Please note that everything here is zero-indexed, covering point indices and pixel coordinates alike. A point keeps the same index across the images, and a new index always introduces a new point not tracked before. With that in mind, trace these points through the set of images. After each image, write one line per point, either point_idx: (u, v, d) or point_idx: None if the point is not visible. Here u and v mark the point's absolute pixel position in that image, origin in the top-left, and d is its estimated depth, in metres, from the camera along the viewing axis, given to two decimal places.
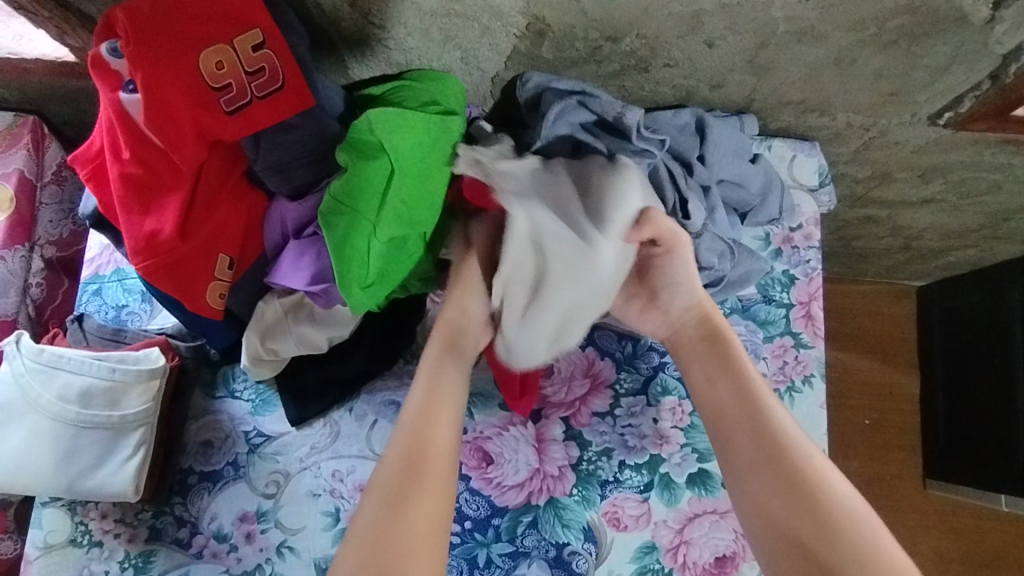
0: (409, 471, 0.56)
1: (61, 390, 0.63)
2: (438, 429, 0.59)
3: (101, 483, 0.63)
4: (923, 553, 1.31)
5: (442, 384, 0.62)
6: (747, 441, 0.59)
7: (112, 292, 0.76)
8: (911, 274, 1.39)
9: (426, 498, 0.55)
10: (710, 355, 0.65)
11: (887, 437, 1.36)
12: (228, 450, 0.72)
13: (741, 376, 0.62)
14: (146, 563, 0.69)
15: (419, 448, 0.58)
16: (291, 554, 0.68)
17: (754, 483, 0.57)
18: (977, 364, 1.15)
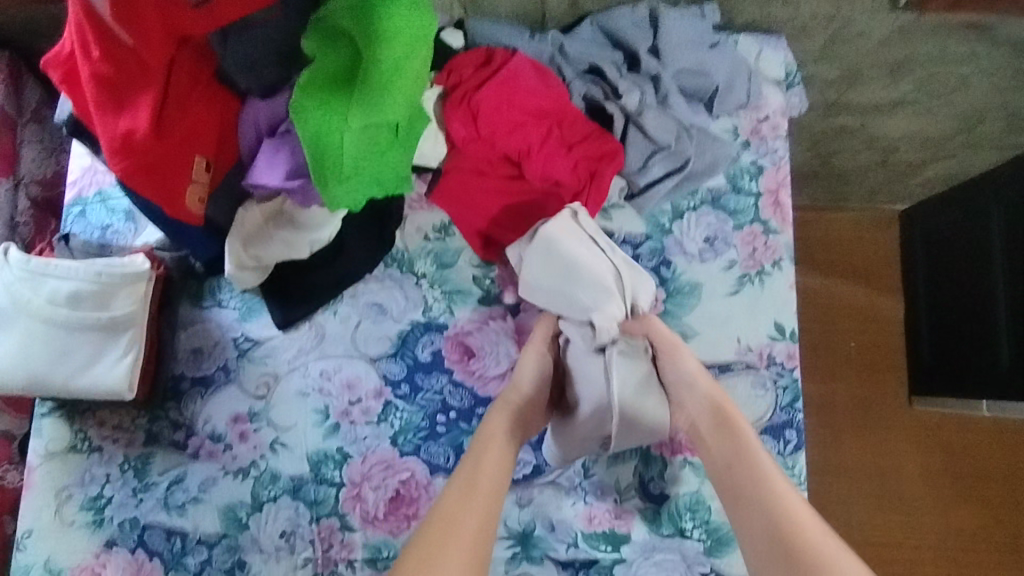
0: (428, 545, 0.54)
1: (50, 295, 0.65)
2: (477, 501, 0.59)
3: (96, 383, 0.65)
4: (912, 468, 1.35)
5: (485, 467, 0.61)
6: (754, 505, 0.59)
7: (96, 213, 0.77)
8: (891, 198, 1.38)
9: (454, 560, 0.54)
10: (717, 434, 0.65)
11: (874, 358, 1.39)
12: (217, 356, 0.74)
13: (740, 443, 0.63)
14: (144, 465, 0.72)
15: (455, 518, 0.57)
16: (284, 449, 0.72)
17: (758, 544, 0.57)
18: (959, 274, 1.17)
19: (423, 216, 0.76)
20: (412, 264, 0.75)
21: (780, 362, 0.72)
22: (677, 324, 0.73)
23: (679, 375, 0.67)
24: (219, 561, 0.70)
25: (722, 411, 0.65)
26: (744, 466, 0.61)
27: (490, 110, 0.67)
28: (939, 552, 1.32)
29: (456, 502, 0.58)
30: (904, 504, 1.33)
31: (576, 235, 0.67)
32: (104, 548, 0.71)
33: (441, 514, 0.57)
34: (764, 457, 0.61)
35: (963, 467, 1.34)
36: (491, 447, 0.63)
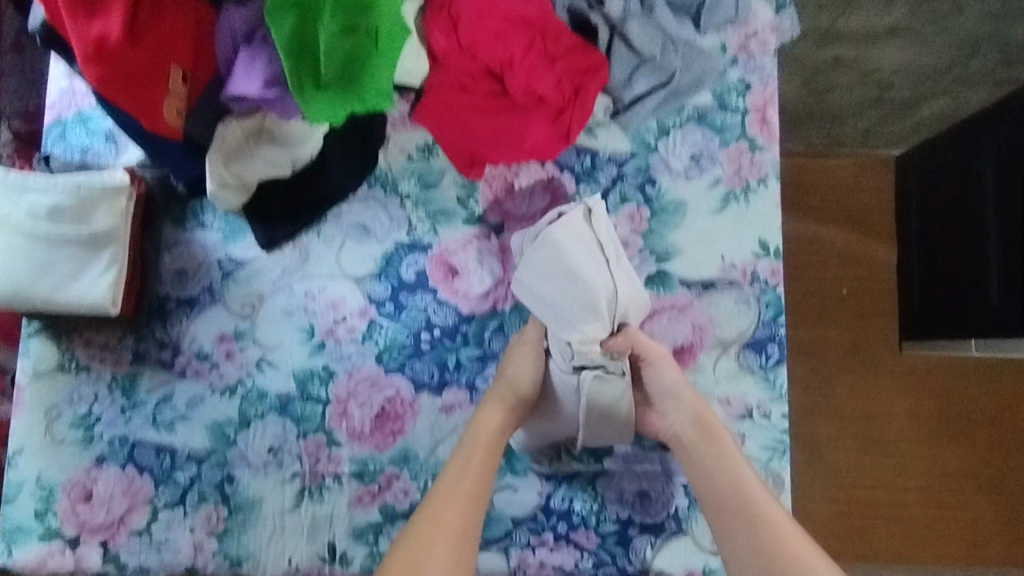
0: (411, 563, 0.58)
1: (30, 208, 0.64)
2: (455, 511, 0.61)
3: (79, 298, 0.65)
4: (897, 415, 1.22)
5: (466, 473, 0.64)
6: (735, 517, 0.62)
7: (76, 134, 0.76)
8: (886, 142, 1.22)
9: (437, 561, 0.58)
10: (700, 438, 0.66)
11: (865, 304, 1.22)
12: (202, 277, 0.74)
13: (721, 452, 0.65)
14: (132, 383, 0.73)
15: (434, 531, 0.60)
16: (270, 368, 0.73)
17: (739, 555, 0.61)
18: (932, 208, 1.10)
19: (407, 136, 0.75)
20: (397, 184, 0.75)
21: (763, 279, 0.72)
22: (661, 242, 0.73)
23: (662, 379, 0.68)
24: (208, 476, 0.71)
25: (706, 418, 0.67)
26: (727, 483, 0.64)
27: (471, 18, 0.66)
28: (927, 497, 1.21)
29: (433, 516, 0.61)
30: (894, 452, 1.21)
31: (586, 240, 0.66)
32: (95, 464, 0.72)
33: (423, 529, 0.60)
34: (744, 468, 0.64)
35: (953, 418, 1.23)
36: (473, 449, 0.65)
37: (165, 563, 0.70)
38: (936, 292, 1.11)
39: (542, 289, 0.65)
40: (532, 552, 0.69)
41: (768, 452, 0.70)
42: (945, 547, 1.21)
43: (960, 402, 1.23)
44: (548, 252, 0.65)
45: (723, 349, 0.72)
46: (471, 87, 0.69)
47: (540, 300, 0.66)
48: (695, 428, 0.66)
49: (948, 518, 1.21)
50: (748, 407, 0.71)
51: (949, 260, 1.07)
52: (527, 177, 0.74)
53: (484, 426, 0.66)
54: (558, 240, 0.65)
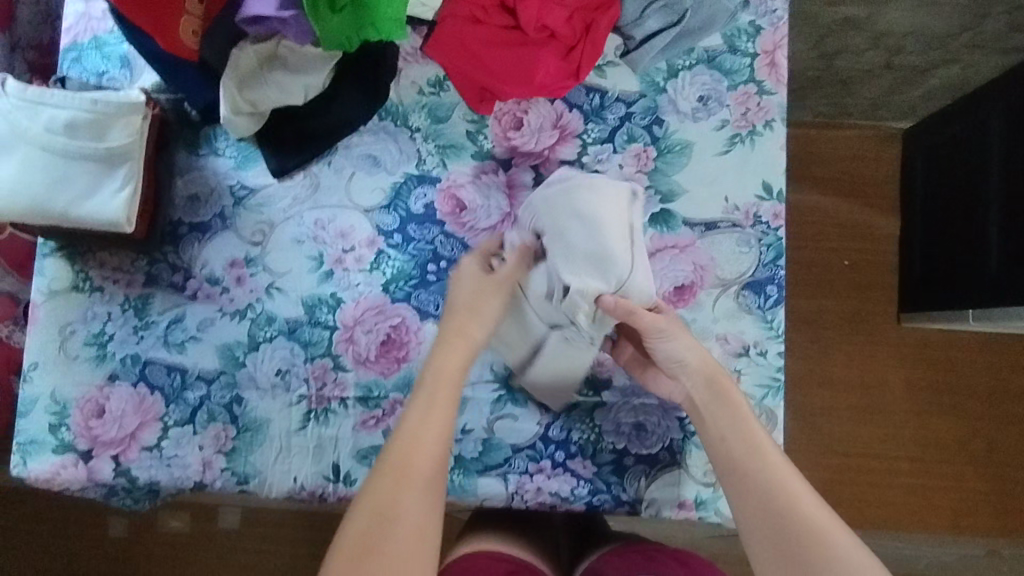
0: (382, 502, 0.55)
1: (47, 122, 0.66)
2: (423, 444, 0.58)
3: (94, 213, 0.66)
4: (892, 383, 1.26)
5: (434, 405, 0.61)
6: (752, 492, 0.58)
7: (92, 59, 0.77)
8: (899, 114, 1.26)
9: (416, 494, 0.56)
10: (711, 397, 0.64)
11: (866, 275, 1.28)
12: (214, 204, 0.75)
13: (734, 413, 0.63)
14: (144, 305, 0.74)
15: (405, 467, 0.57)
16: (279, 293, 0.74)
17: (751, 517, 0.58)
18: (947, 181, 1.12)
19: (418, 70, 0.76)
20: (407, 118, 0.76)
21: (765, 221, 0.73)
22: (667, 182, 0.74)
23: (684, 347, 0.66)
24: (217, 396, 0.73)
25: (716, 376, 0.65)
26: (750, 458, 0.60)
27: None
28: (918, 466, 1.24)
29: (403, 453, 0.58)
30: (887, 422, 1.25)
31: (624, 216, 0.67)
32: (108, 381, 0.74)
33: (393, 466, 0.57)
34: (769, 445, 0.61)
35: (950, 387, 1.25)
36: (440, 377, 0.62)
37: (174, 478, 0.72)
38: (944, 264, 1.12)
39: (565, 223, 0.66)
40: (530, 478, 0.71)
41: (763, 390, 0.71)
42: (934, 516, 1.23)
43: (956, 375, 1.25)
44: (586, 195, 0.66)
45: (723, 288, 0.73)
46: (485, 19, 0.70)
47: (557, 231, 0.66)
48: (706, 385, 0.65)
49: (939, 489, 1.24)
50: (745, 345, 0.72)
51: (956, 233, 1.09)
52: (536, 113, 0.75)
53: (452, 355, 0.64)
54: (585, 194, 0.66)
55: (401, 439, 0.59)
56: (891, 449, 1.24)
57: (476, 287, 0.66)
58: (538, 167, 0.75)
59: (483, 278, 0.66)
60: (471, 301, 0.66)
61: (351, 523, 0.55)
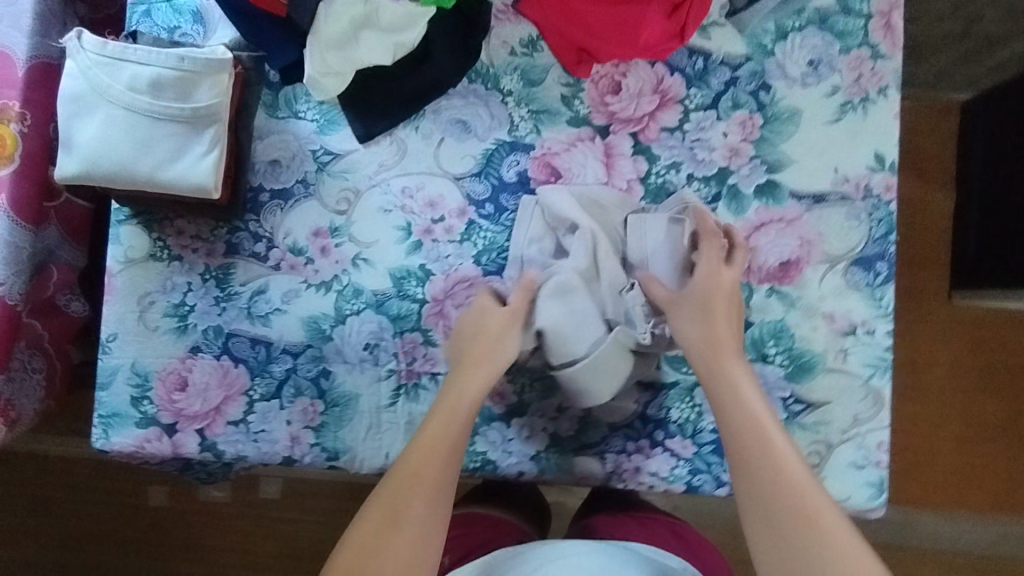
0: (390, 505, 0.57)
1: (130, 81, 0.62)
2: (439, 453, 0.60)
3: (180, 179, 0.63)
4: (939, 362, 1.18)
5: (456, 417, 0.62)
6: (753, 479, 0.57)
7: (162, 13, 0.73)
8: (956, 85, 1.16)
9: (411, 521, 0.57)
10: (716, 377, 0.62)
11: (923, 252, 1.18)
12: (296, 169, 0.72)
13: (742, 398, 0.61)
14: (226, 275, 0.72)
15: (417, 471, 0.59)
16: (366, 264, 0.72)
17: (754, 505, 0.56)
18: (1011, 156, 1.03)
19: (510, 29, 0.72)
20: (498, 80, 0.72)
21: (877, 195, 0.70)
22: (774, 151, 0.70)
23: (692, 326, 0.64)
24: (304, 370, 0.71)
25: (720, 359, 0.63)
26: (749, 447, 0.58)
27: None
28: (967, 447, 1.17)
29: (417, 459, 0.60)
30: (935, 403, 1.17)
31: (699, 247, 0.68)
32: (190, 354, 0.71)
33: (404, 472, 0.59)
34: (778, 442, 0.58)
35: (1001, 365, 1.17)
36: (464, 387, 0.64)
37: (262, 453, 0.71)
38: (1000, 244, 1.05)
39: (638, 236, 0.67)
40: (628, 457, 0.70)
41: (871, 370, 0.69)
42: (982, 499, 1.17)
43: (1009, 354, 1.17)
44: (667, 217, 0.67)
45: (831, 264, 0.70)
46: None
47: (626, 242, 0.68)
48: (707, 366, 0.63)
49: (987, 471, 1.17)
50: (853, 324, 0.70)
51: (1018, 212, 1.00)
52: (635, 77, 0.71)
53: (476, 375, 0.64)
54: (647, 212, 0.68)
55: (416, 448, 0.60)
56: (939, 429, 1.17)
57: (493, 317, 0.66)
58: (636, 134, 0.71)
59: (496, 311, 0.66)
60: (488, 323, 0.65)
61: (353, 536, 0.56)
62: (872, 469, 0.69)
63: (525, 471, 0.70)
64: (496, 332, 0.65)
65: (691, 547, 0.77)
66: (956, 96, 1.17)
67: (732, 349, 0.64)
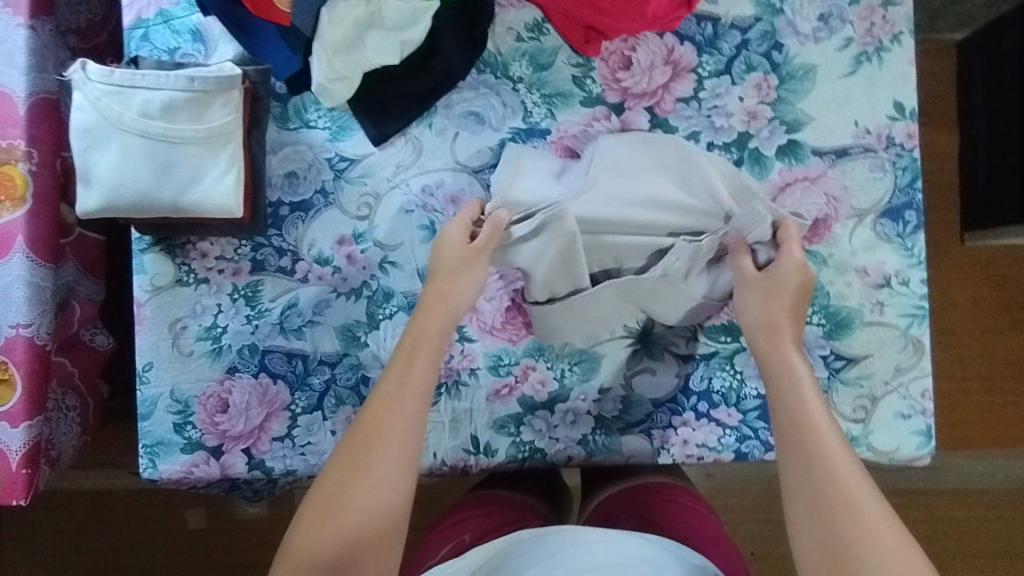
0: (348, 461, 0.58)
1: (142, 107, 0.61)
2: (398, 408, 0.60)
3: (204, 200, 0.63)
4: (959, 304, 1.17)
5: (412, 375, 0.61)
6: (797, 457, 0.56)
7: (161, 35, 0.72)
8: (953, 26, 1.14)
9: (382, 469, 0.57)
10: (768, 354, 0.61)
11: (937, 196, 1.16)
12: (314, 179, 0.72)
13: (794, 379, 0.59)
14: (255, 292, 0.71)
15: (372, 426, 0.59)
16: (393, 267, 0.71)
17: (795, 482, 0.55)
18: (1015, 91, 1.02)
19: (514, 15, 0.71)
20: (507, 68, 0.71)
21: (899, 143, 0.69)
22: (792, 111, 0.69)
23: (759, 305, 0.62)
24: (343, 379, 0.71)
25: (776, 338, 0.61)
26: (798, 426, 0.57)
27: None
28: (992, 386, 1.17)
29: (374, 414, 0.60)
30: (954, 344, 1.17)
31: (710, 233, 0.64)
32: (228, 374, 0.71)
33: (362, 427, 0.59)
34: (827, 432, 0.56)
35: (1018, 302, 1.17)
36: (422, 340, 0.63)
37: (310, 465, 0.71)
38: (1011, 183, 1.03)
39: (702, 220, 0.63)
40: (675, 432, 0.69)
41: (908, 319, 0.68)
42: (1009, 436, 1.17)
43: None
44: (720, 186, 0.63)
45: (860, 218, 0.69)
46: None
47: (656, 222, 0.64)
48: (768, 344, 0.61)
49: (1011, 406, 1.17)
50: (887, 276, 0.69)
51: None
52: (645, 51, 0.70)
53: (431, 317, 0.63)
54: (686, 162, 0.64)
55: (371, 404, 0.60)
56: (960, 371, 1.17)
57: (457, 255, 0.64)
58: (652, 107, 0.70)
59: (464, 244, 0.64)
60: (447, 260, 0.64)
61: (317, 488, 0.58)
62: (919, 419, 0.68)
63: (574, 456, 0.70)
64: (457, 267, 0.64)
65: (708, 534, 0.76)
66: (953, 38, 1.16)
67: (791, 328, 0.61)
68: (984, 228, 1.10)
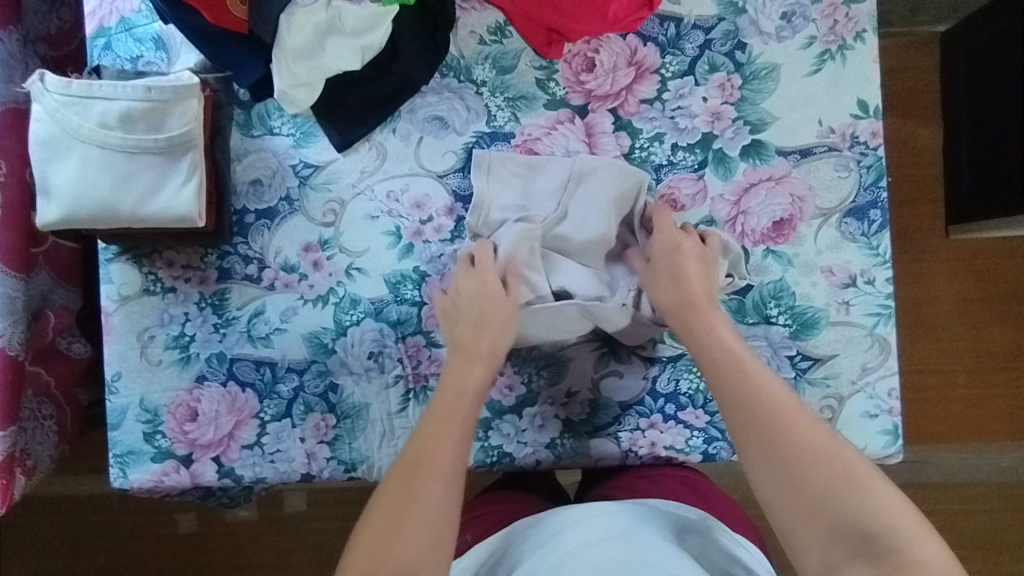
0: (398, 491, 0.59)
1: (100, 118, 0.61)
2: (442, 437, 0.62)
3: (165, 211, 0.63)
4: (945, 297, 1.16)
5: (454, 407, 0.63)
6: (749, 430, 0.58)
7: (123, 44, 0.72)
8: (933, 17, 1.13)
9: (424, 494, 0.58)
10: (688, 329, 0.64)
11: (914, 190, 1.15)
12: (278, 186, 0.71)
13: (710, 352, 0.63)
14: (222, 300, 0.71)
15: (422, 455, 0.61)
16: (360, 274, 0.71)
17: (750, 455, 0.58)
18: (994, 83, 1.00)
19: (476, 17, 0.70)
20: (470, 72, 0.71)
21: (863, 142, 0.69)
22: (756, 111, 0.69)
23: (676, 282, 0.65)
24: (312, 386, 0.71)
25: (694, 312, 0.64)
26: (737, 397, 0.60)
27: None
28: (977, 379, 1.16)
29: (418, 446, 0.61)
30: (939, 337, 1.16)
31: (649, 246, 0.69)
32: (196, 384, 0.71)
33: (411, 458, 0.61)
34: (770, 391, 0.59)
35: (1000, 293, 1.16)
36: (461, 377, 0.64)
37: (280, 472, 0.71)
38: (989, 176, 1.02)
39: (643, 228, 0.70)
40: (642, 434, 0.70)
41: (875, 318, 0.68)
42: (995, 427, 1.17)
43: (1008, 281, 1.17)
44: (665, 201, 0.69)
45: (825, 218, 0.69)
46: None
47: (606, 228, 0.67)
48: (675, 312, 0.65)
49: (996, 398, 1.17)
50: (852, 275, 0.69)
51: (1007, 139, 0.98)
52: (609, 52, 0.70)
53: (472, 368, 0.65)
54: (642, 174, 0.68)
55: (416, 439, 0.62)
56: (948, 362, 1.16)
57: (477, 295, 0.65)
58: (615, 109, 0.70)
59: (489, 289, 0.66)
60: (467, 303, 0.66)
61: (366, 521, 0.58)
62: (885, 417, 0.68)
63: (542, 460, 0.70)
64: (500, 323, 0.66)
65: (705, 496, 0.73)
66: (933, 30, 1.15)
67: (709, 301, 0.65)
68: (966, 221, 1.09)
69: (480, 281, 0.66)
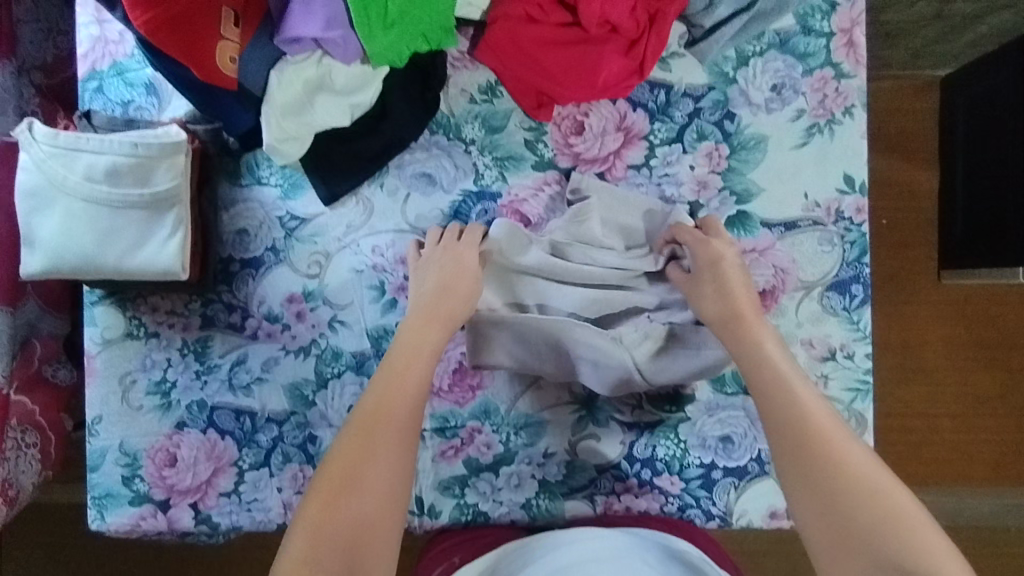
0: (352, 452, 0.57)
1: (86, 171, 0.62)
2: (395, 400, 0.60)
3: (148, 263, 0.63)
4: (932, 339, 1.09)
5: (409, 369, 0.62)
6: (788, 437, 0.56)
7: (115, 88, 0.72)
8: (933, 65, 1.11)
9: (384, 458, 0.57)
10: (734, 336, 0.62)
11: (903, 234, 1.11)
12: (264, 237, 0.72)
13: (762, 358, 0.60)
14: (204, 348, 0.72)
15: (378, 414, 0.59)
16: (342, 327, 0.71)
17: (787, 462, 0.55)
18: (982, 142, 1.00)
19: (467, 76, 0.71)
20: (460, 130, 0.71)
21: (848, 217, 0.69)
22: (741, 181, 0.69)
23: (720, 294, 0.63)
24: (290, 437, 0.71)
25: (744, 314, 0.62)
26: (781, 402, 0.57)
27: None
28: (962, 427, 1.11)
29: (376, 405, 0.59)
30: (926, 380, 1.10)
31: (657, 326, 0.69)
32: (176, 430, 0.71)
33: (366, 412, 0.59)
34: (812, 401, 0.57)
35: (992, 342, 1.11)
36: (415, 341, 0.63)
37: (256, 521, 0.71)
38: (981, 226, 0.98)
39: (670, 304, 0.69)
40: (617, 498, 0.70)
41: (852, 394, 0.69)
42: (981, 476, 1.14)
43: (1000, 332, 1.11)
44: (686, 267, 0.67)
45: (807, 290, 0.69)
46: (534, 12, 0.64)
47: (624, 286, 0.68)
48: (721, 311, 0.62)
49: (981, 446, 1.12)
50: (832, 349, 0.69)
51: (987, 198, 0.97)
52: (598, 117, 0.70)
53: (430, 331, 0.64)
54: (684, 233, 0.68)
55: (373, 397, 0.60)
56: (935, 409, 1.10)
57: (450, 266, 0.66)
58: (603, 174, 0.70)
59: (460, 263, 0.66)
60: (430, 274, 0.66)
61: (318, 485, 0.55)
62: None
63: (517, 519, 0.70)
64: (467, 288, 0.66)
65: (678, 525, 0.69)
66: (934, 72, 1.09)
67: (754, 308, 0.63)
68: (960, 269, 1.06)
69: (432, 254, 0.67)
